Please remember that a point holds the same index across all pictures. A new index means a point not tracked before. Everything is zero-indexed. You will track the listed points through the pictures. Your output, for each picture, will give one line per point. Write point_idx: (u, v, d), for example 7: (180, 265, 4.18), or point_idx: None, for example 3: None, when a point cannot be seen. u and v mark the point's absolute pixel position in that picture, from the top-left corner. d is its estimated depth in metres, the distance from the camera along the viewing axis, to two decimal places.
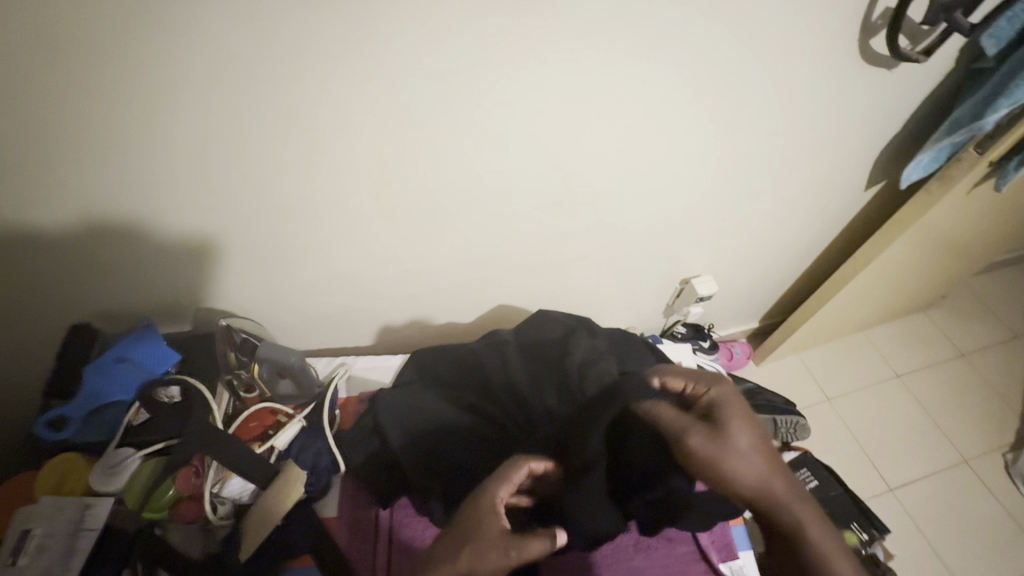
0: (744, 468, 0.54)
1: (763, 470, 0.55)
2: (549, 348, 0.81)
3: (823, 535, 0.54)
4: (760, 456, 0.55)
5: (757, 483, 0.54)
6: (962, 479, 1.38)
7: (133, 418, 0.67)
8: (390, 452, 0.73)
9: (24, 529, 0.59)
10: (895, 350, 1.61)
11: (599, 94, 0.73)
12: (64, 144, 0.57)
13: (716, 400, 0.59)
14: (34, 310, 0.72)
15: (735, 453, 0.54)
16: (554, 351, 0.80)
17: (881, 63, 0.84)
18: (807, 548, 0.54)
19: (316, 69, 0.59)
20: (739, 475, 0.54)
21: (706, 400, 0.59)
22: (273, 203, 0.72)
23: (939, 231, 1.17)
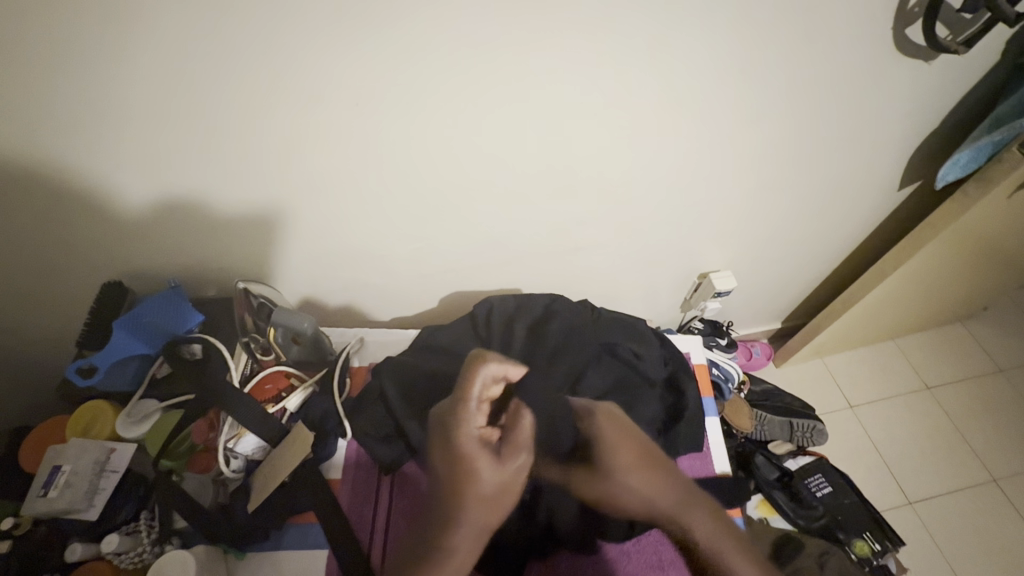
0: (629, 495, 0.66)
1: (641, 483, 0.68)
2: (555, 328, 0.82)
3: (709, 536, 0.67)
4: (651, 485, 0.68)
5: (654, 508, 0.67)
6: (988, 498, 1.33)
7: (157, 371, 0.73)
8: (393, 422, 0.75)
9: (54, 465, 0.65)
10: (925, 361, 1.55)
11: (617, 79, 0.72)
12: (99, 111, 0.61)
13: (599, 436, 0.70)
14: (73, 267, 0.77)
15: (621, 491, 0.66)
16: (558, 332, 0.82)
17: (918, 55, 0.80)
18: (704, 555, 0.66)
19: (334, 44, 0.61)
20: (627, 502, 0.66)
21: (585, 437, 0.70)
22: (292, 176, 0.74)
23: (978, 236, 1.12)
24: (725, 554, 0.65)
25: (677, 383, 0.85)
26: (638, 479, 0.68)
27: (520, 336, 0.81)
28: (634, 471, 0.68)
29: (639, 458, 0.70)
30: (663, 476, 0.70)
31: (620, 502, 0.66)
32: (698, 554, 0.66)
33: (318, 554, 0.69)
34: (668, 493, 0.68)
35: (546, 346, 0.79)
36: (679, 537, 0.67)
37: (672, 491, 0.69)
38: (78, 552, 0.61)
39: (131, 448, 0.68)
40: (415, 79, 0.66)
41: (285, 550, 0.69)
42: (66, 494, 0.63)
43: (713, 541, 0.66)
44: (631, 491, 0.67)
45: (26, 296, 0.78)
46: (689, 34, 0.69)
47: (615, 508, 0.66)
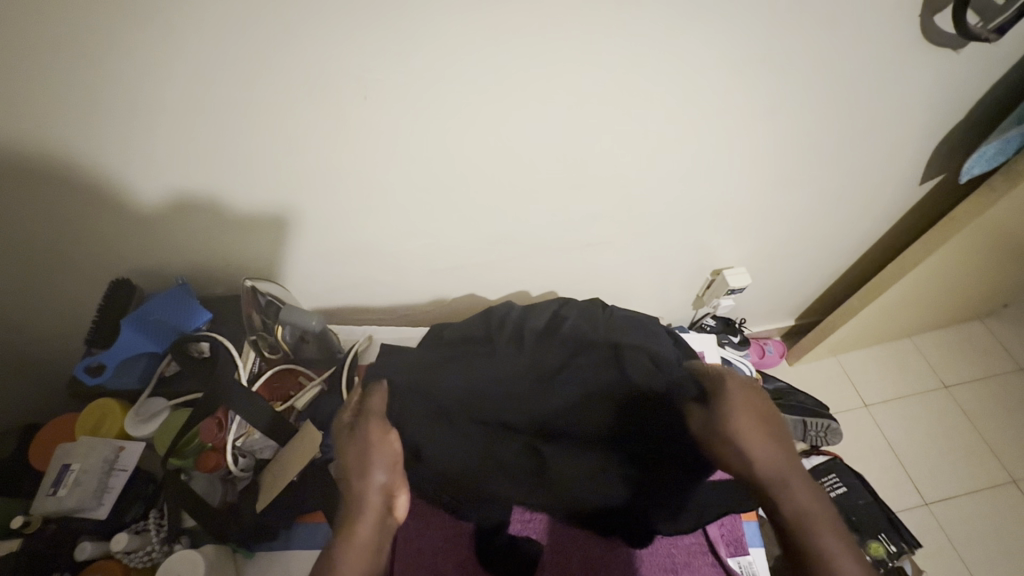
0: (749, 444, 0.60)
1: (764, 439, 0.60)
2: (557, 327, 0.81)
3: (814, 508, 0.56)
4: (770, 438, 0.60)
5: (765, 459, 0.59)
6: (1008, 499, 1.30)
7: (165, 370, 0.73)
8: None
9: (64, 463, 0.65)
10: (943, 359, 1.52)
11: (633, 69, 0.70)
12: (104, 106, 0.60)
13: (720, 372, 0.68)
14: (80, 263, 0.76)
15: (734, 427, 0.61)
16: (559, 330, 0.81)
17: (947, 43, 0.77)
18: (806, 526, 0.55)
19: (336, 36, 0.59)
20: (742, 448, 0.60)
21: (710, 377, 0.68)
22: (300, 172, 0.73)
23: (1002, 232, 1.08)
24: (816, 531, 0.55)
25: None
26: (757, 438, 0.60)
27: (533, 334, 0.79)
28: (758, 425, 0.61)
29: (761, 418, 0.61)
30: (784, 447, 0.60)
31: (743, 447, 0.60)
32: (787, 523, 0.57)
33: None
34: (789, 459, 0.59)
35: (558, 347, 0.78)
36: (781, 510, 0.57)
37: (795, 461, 0.59)
38: (88, 550, 0.61)
39: (140, 446, 0.68)
40: (424, 71, 0.64)
41: (298, 549, 0.69)
42: (75, 493, 0.63)
43: (814, 520, 0.55)
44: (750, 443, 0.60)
45: (34, 292, 0.78)
46: (708, 24, 0.67)
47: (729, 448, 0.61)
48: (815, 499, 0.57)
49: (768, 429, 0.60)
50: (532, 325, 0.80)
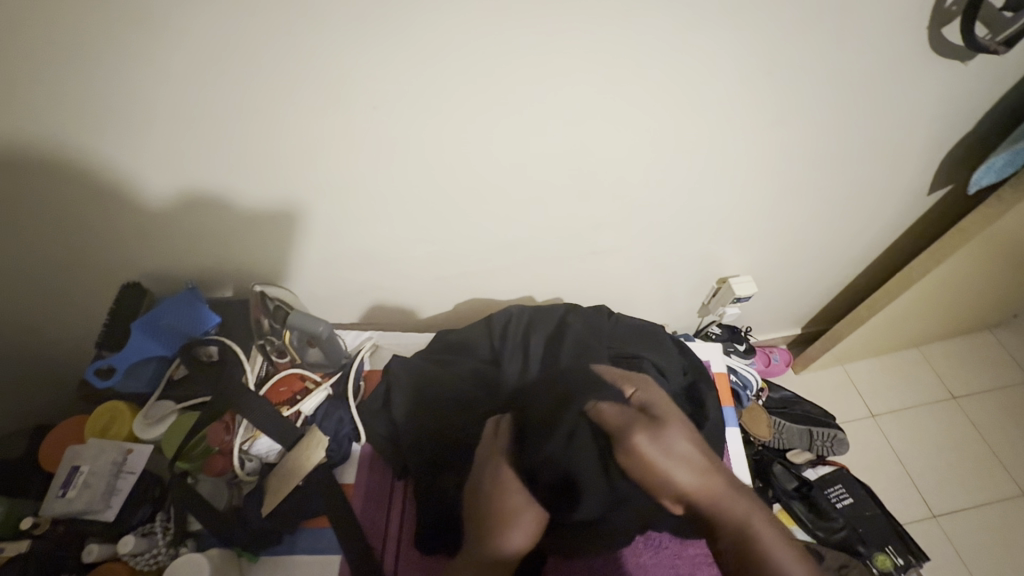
0: (676, 470, 0.60)
1: (694, 462, 0.62)
2: (559, 334, 0.82)
3: (773, 539, 0.60)
4: (691, 457, 0.62)
5: (693, 479, 0.61)
6: (1018, 513, 1.28)
7: (174, 373, 0.73)
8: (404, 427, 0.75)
9: (74, 465, 0.66)
10: (951, 370, 1.50)
11: (638, 79, 0.70)
12: (120, 113, 0.62)
13: (646, 399, 0.67)
14: (92, 266, 0.78)
15: (670, 457, 0.61)
16: (561, 336, 0.82)
17: (955, 55, 0.77)
18: (756, 544, 0.59)
19: (347, 46, 0.60)
20: (670, 473, 0.60)
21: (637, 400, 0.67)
22: (309, 178, 0.74)
23: (1011, 243, 1.08)
24: (761, 542, 0.59)
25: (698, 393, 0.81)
26: (683, 465, 0.61)
27: (538, 345, 0.81)
28: (691, 448, 0.62)
29: (691, 437, 0.63)
30: (710, 464, 0.63)
31: (669, 473, 0.61)
32: (733, 539, 0.60)
33: (335, 558, 0.68)
34: (714, 475, 0.62)
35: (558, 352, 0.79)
36: (722, 517, 0.61)
37: (711, 469, 0.63)
38: (95, 553, 0.61)
39: (148, 449, 0.68)
40: (433, 80, 0.65)
41: (298, 554, 0.69)
42: (84, 494, 0.64)
43: (755, 523, 0.61)
44: (672, 471, 0.61)
45: (48, 294, 0.79)
46: (715, 34, 0.67)
47: (659, 483, 0.61)
48: (743, 502, 0.62)
49: (697, 449, 0.63)
50: (537, 331, 0.82)
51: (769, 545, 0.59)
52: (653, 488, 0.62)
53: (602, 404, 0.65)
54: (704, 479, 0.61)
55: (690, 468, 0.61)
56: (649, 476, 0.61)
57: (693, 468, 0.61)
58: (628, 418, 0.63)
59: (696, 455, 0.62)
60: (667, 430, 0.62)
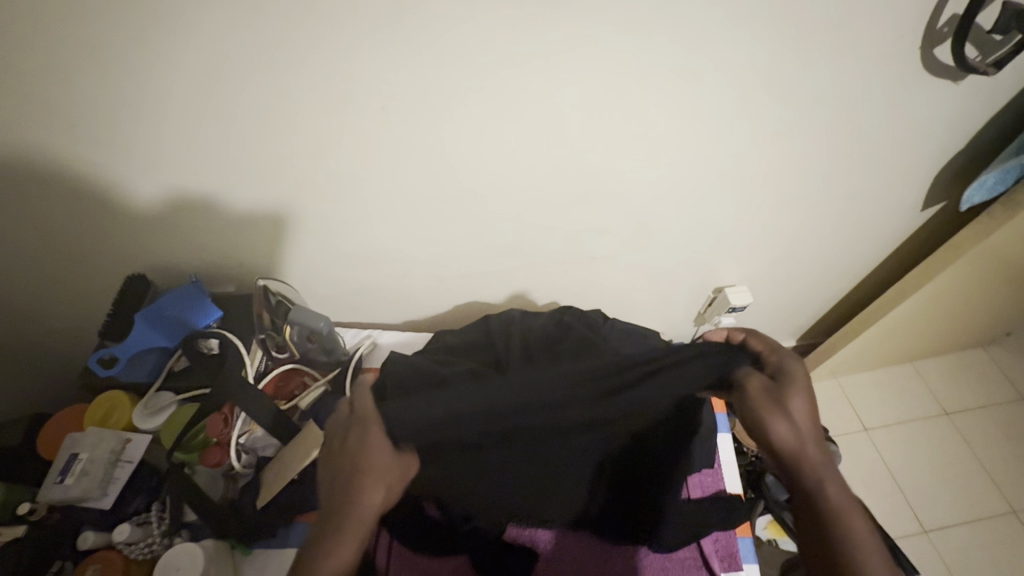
0: (784, 428, 0.57)
1: (804, 432, 0.57)
2: (549, 333, 0.84)
3: (857, 525, 0.51)
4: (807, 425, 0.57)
5: (789, 441, 0.56)
6: (1008, 530, 1.28)
7: (175, 364, 0.75)
8: None
9: (72, 452, 0.66)
10: (942, 386, 1.52)
11: (639, 87, 0.72)
12: (131, 107, 0.63)
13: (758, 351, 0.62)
14: (97, 258, 0.79)
15: (784, 416, 0.57)
16: (553, 335, 0.84)
17: (946, 76, 0.79)
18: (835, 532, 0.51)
19: (356, 50, 0.62)
20: (778, 431, 0.56)
21: (774, 365, 0.61)
22: (314, 177, 0.75)
23: (1001, 261, 1.10)
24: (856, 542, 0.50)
25: None
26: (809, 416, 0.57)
27: (538, 347, 0.81)
28: (806, 413, 0.57)
29: (802, 421, 0.57)
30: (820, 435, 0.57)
31: (784, 415, 0.57)
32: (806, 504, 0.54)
33: None
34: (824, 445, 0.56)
35: (544, 347, 0.81)
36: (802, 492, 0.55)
37: (821, 446, 0.56)
38: (91, 540, 0.62)
39: (146, 439, 0.70)
40: (441, 85, 0.67)
41: (293, 547, 0.69)
42: (83, 481, 0.64)
43: (836, 499, 0.53)
44: (797, 420, 0.57)
45: (54, 284, 0.80)
46: (715, 48, 0.69)
47: (761, 422, 0.58)
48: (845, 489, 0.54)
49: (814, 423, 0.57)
50: (536, 335, 0.83)
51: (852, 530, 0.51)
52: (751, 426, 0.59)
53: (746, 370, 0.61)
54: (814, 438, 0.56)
55: (806, 430, 0.57)
56: (766, 402, 0.58)
57: (810, 428, 0.57)
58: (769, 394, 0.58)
59: (810, 418, 0.57)
60: (789, 390, 0.58)
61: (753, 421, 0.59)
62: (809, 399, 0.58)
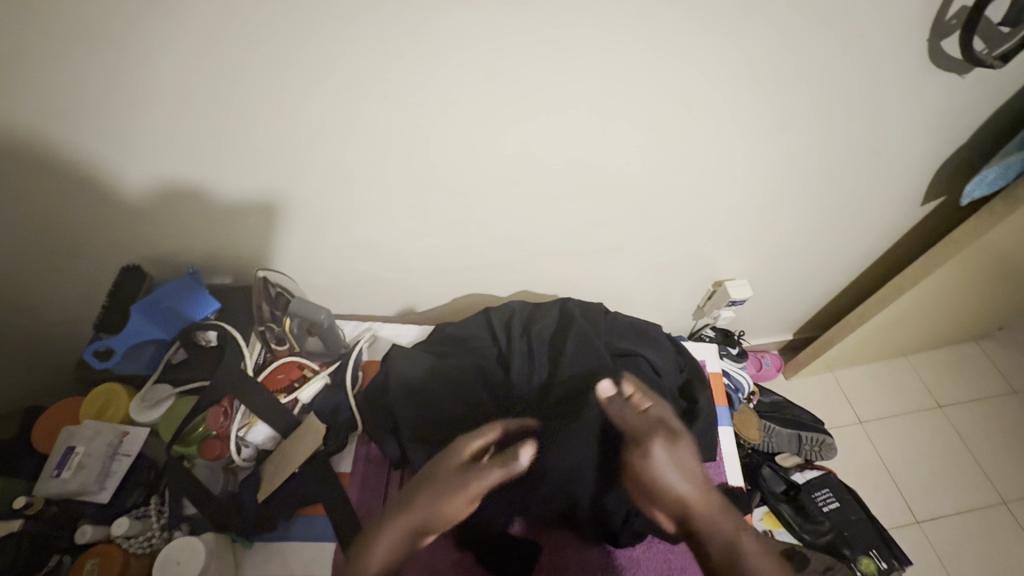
0: (666, 468, 0.66)
1: (688, 488, 0.65)
2: (549, 326, 0.83)
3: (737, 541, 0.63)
4: (692, 470, 0.67)
5: (690, 487, 0.65)
6: (997, 520, 1.31)
7: (172, 357, 0.73)
8: (392, 415, 0.75)
9: (68, 446, 0.65)
10: (937, 379, 1.53)
11: (644, 76, 0.71)
12: (126, 94, 0.61)
13: (662, 416, 0.72)
14: (91, 247, 0.77)
15: (665, 466, 0.66)
16: (554, 328, 0.83)
17: (952, 69, 0.79)
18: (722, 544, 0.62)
19: (360, 36, 0.61)
20: (665, 472, 0.65)
21: (653, 414, 0.71)
22: (315, 166, 0.74)
23: (998, 256, 1.10)
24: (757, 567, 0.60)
25: (691, 388, 0.84)
26: (688, 479, 0.66)
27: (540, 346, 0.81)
28: (691, 461, 0.67)
29: (688, 469, 0.67)
30: (708, 492, 0.66)
31: (674, 491, 0.65)
32: (676, 510, 0.65)
33: (328, 546, 0.69)
34: (711, 490, 0.67)
35: (544, 342, 0.80)
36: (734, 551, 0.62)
37: (711, 489, 0.67)
38: (89, 534, 0.61)
39: (144, 432, 0.68)
40: (446, 73, 0.66)
41: (293, 540, 0.69)
42: (80, 475, 0.63)
43: (703, 513, 0.65)
44: (684, 478, 0.66)
45: (48, 274, 0.78)
46: (723, 38, 0.68)
47: (654, 485, 0.65)
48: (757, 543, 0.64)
49: (697, 472, 0.67)
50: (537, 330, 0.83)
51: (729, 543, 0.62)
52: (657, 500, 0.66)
53: (625, 416, 0.70)
54: (703, 483, 0.67)
55: (684, 480, 0.66)
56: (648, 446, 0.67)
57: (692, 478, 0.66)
58: (646, 428, 0.69)
59: (700, 471, 0.67)
60: (679, 441, 0.69)
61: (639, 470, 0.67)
62: (691, 447, 0.69)
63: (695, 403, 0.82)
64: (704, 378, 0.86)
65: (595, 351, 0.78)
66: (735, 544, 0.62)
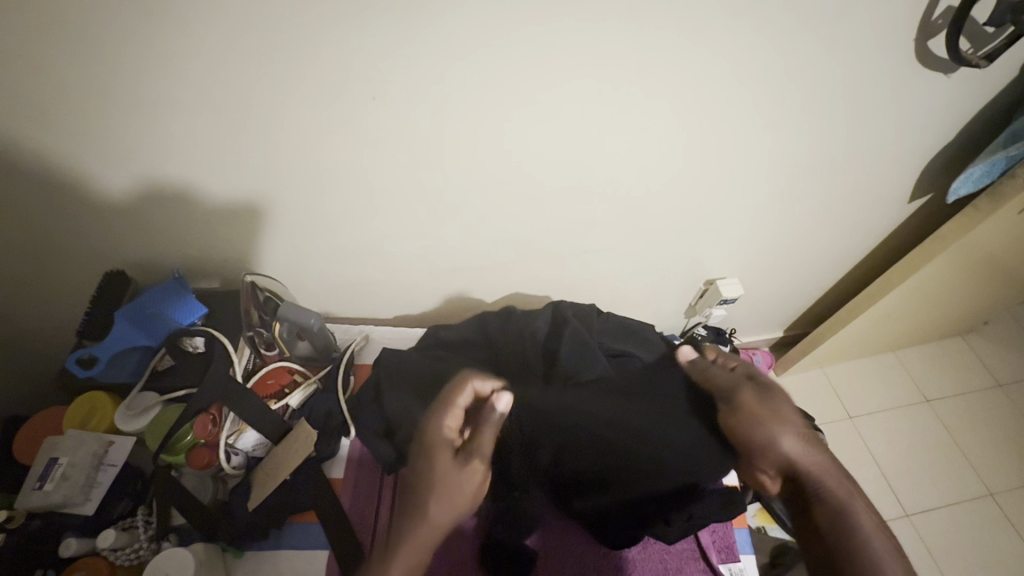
0: (782, 430, 0.63)
1: (795, 447, 0.62)
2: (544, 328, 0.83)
3: (869, 517, 0.57)
4: (804, 430, 0.64)
5: (799, 445, 0.62)
6: (985, 512, 1.33)
7: (159, 364, 0.72)
8: (385, 420, 0.74)
9: (51, 457, 0.63)
10: (925, 374, 1.55)
11: (636, 76, 0.71)
12: (108, 95, 0.60)
13: (752, 370, 0.72)
14: (73, 252, 0.75)
15: (768, 425, 0.64)
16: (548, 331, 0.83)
17: (938, 68, 0.80)
18: (836, 505, 0.58)
19: (349, 36, 0.60)
20: (772, 429, 0.63)
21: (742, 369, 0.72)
22: (305, 168, 0.73)
23: (984, 252, 1.12)
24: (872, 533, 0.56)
25: None
26: (793, 435, 0.63)
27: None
28: (795, 416, 0.65)
29: (792, 428, 0.63)
30: (819, 449, 0.63)
31: (774, 440, 0.63)
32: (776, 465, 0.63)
33: (321, 553, 0.67)
34: (821, 451, 0.63)
35: (539, 344, 0.80)
36: (831, 516, 0.57)
37: (818, 449, 0.63)
38: (74, 547, 0.59)
39: (131, 441, 0.67)
40: (438, 75, 0.65)
41: (286, 548, 0.68)
42: (64, 487, 0.61)
43: (808, 466, 0.61)
44: (780, 429, 0.63)
45: (30, 279, 0.76)
46: (714, 38, 0.68)
47: (754, 434, 0.64)
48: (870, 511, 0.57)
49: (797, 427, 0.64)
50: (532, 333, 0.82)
51: (853, 512, 0.57)
52: (760, 455, 0.64)
53: (712, 372, 0.73)
54: (810, 442, 0.63)
55: (797, 440, 0.63)
56: (749, 398, 0.67)
57: (802, 433, 0.64)
58: (735, 379, 0.70)
59: (801, 425, 0.64)
60: (775, 395, 0.66)
61: (737, 424, 0.66)
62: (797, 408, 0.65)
63: None
64: None
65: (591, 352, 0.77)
66: (848, 506, 0.57)
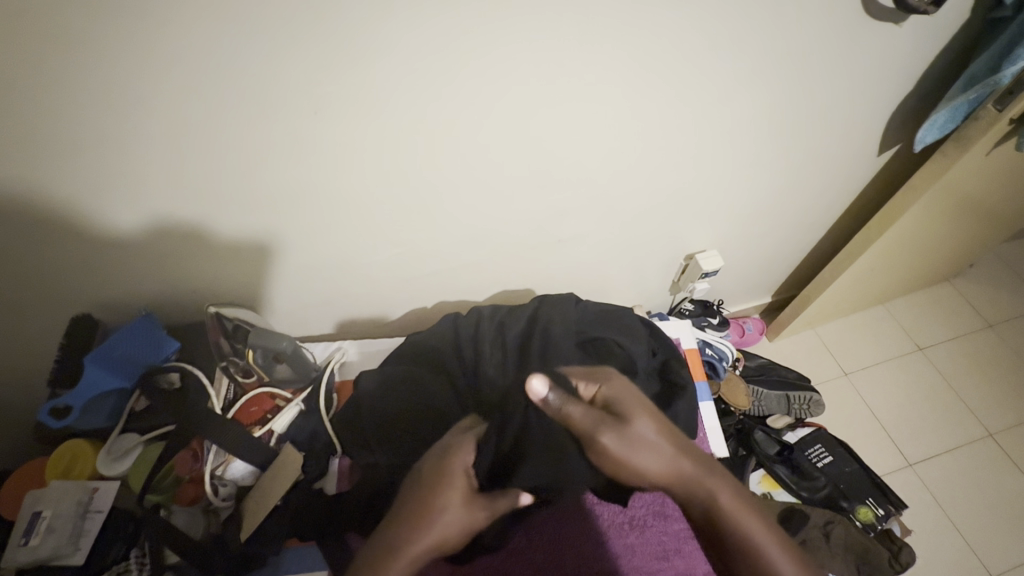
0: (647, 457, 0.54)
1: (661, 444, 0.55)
2: (520, 324, 0.83)
3: (755, 526, 0.52)
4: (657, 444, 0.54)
5: (657, 466, 0.54)
6: (985, 453, 1.34)
7: (135, 405, 0.71)
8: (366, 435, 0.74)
9: (35, 511, 0.62)
10: (915, 322, 1.56)
11: (582, 62, 0.69)
12: (34, 145, 0.57)
13: (610, 395, 0.58)
14: (28, 307, 0.72)
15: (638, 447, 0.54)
16: (526, 326, 0.83)
17: (888, 18, 0.79)
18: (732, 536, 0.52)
19: (278, 54, 0.57)
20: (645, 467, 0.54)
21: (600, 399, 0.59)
22: (257, 192, 0.70)
23: (957, 197, 1.12)
24: (747, 522, 0.53)
25: (668, 368, 0.84)
26: (661, 434, 0.55)
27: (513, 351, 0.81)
28: (655, 432, 0.55)
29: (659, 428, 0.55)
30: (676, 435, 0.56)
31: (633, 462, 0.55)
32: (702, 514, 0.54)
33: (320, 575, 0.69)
34: (682, 456, 0.55)
35: (515, 341, 0.81)
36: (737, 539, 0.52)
37: (692, 453, 0.56)
38: None
39: (114, 487, 0.67)
40: (379, 86, 0.64)
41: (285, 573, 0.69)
42: (50, 539, 0.61)
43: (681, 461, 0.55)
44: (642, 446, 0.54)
45: None
46: (659, 14, 0.67)
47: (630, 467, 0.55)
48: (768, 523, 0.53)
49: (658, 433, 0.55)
50: (512, 336, 0.81)
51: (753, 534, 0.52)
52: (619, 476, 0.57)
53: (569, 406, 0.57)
54: (674, 452, 0.55)
55: (664, 444, 0.55)
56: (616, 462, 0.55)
57: (668, 442, 0.55)
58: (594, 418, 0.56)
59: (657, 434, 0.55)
60: (626, 415, 0.56)
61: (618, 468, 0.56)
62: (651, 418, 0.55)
63: (671, 382, 0.83)
64: (678, 354, 0.87)
65: (569, 351, 0.78)
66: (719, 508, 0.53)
